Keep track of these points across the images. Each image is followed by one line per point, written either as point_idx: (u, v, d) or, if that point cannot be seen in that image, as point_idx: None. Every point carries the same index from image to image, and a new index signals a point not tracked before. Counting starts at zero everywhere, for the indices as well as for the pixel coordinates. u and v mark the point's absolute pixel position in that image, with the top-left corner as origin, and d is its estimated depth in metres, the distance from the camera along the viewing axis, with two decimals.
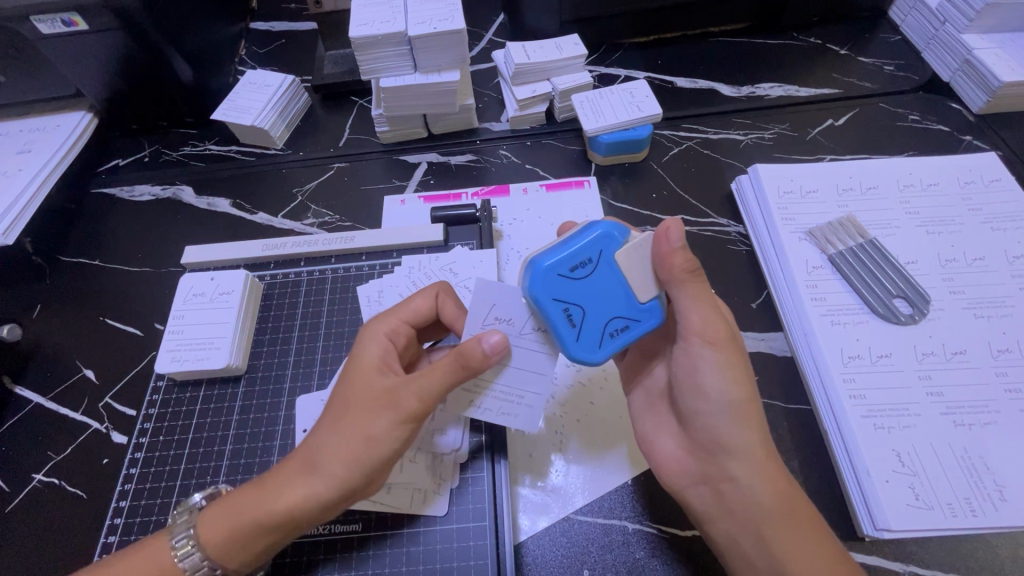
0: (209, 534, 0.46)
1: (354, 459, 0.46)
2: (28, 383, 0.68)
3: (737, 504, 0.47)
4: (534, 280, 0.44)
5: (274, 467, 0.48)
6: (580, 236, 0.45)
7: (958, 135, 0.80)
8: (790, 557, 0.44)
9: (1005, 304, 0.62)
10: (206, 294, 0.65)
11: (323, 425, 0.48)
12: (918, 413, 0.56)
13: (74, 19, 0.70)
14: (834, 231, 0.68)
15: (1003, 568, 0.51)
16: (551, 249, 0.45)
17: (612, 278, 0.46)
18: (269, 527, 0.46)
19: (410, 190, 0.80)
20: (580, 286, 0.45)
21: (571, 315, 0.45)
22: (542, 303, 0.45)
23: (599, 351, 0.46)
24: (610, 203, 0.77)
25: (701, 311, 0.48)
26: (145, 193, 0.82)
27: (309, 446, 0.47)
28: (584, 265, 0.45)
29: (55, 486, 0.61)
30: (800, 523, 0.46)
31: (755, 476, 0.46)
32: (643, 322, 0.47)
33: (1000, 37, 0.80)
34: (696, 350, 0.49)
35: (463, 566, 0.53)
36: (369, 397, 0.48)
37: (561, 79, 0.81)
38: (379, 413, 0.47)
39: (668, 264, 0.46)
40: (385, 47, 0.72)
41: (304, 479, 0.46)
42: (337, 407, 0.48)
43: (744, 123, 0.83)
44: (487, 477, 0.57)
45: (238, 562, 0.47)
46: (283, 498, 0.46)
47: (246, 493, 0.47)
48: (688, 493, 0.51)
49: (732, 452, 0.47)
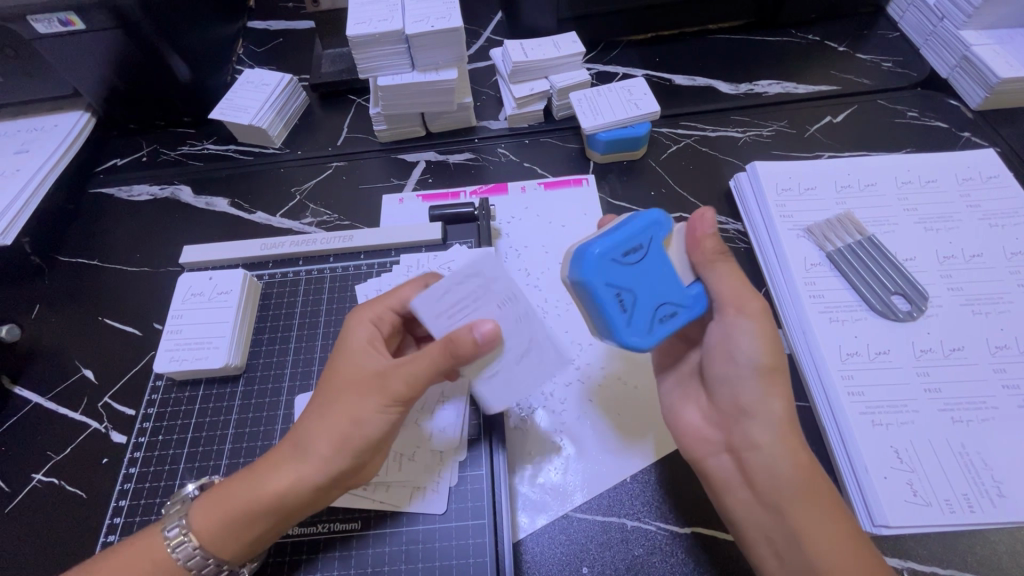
0: (201, 522, 0.47)
1: (343, 441, 0.47)
2: (28, 382, 0.68)
3: (755, 474, 0.48)
4: (587, 264, 0.45)
5: (267, 455, 0.49)
6: (630, 223, 0.47)
7: (956, 131, 0.80)
8: (805, 530, 0.45)
9: (1003, 300, 0.62)
10: (205, 293, 0.65)
11: (312, 411, 0.49)
12: (916, 410, 0.56)
13: (71, 18, 0.70)
14: (832, 228, 0.68)
15: (1001, 563, 0.51)
16: (601, 235, 0.46)
17: (659, 267, 0.48)
18: (257, 512, 0.46)
19: (408, 188, 0.80)
20: (632, 272, 0.47)
21: (624, 301, 0.46)
22: (596, 287, 0.45)
23: (650, 336, 0.47)
24: (608, 201, 0.77)
25: (737, 289, 0.49)
26: (143, 193, 0.82)
27: (299, 431, 0.48)
28: (634, 252, 0.47)
29: (55, 486, 0.61)
30: (821, 499, 0.46)
31: (778, 446, 0.47)
32: (690, 309, 0.49)
33: (998, 33, 0.80)
34: (731, 321, 0.49)
35: (462, 564, 0.53)
36: (356, 380, 0.49)
37: (559, 77, 0.81)
38: (367, 397, 0.47)
39: (700, 246, 0.50)
40: (383, 45, 0.72)
41: (295, 460, 0.47)
42: (326, 390, 0.49)
43: (743, 120, 0.83)
44: (486, 476, 0.57)
45: (230, 553, 0.47)
46: (272, 484, 0.46)
47: (239, 480, 0.48)
48: (708, 462, 0.52)
49: (757, 419, 0.48)
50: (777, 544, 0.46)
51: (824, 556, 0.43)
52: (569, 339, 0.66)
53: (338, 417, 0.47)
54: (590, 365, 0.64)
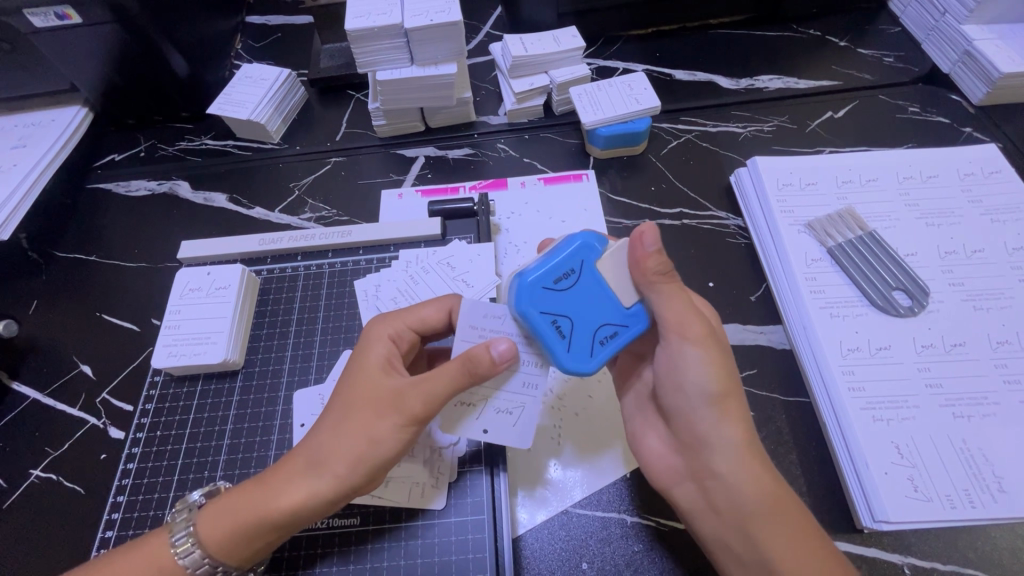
0: (209, 530, 0.46)
1: (358, 461, 0.46)
2: (25, 378, 0.68)
3: (721, 503, 0.47)
4: (519, 294, 0.46)
5: (275, 466, 0.48)
6: (563, 248, 0.47)
7: (958, 126, 0.79)
8: (776, 557, 0.44)
9: (1004, 296, 0.62)
10: (203, 288, 0.65)
11: (325, 425, 0.48)
12: (917, 405, 0.56)
13: (67, 12, 0.69)
14: (833, 223, 0.67)
15: (1001, 559, 0.51)
16: (535, 262, 0.47)
17: (593, 289, 0.47)
18: (269, 525, 0.46)
19: (408, 183, 0.80)
20: (565, 298, 0.46)
21: (560, 327, 0.46)
22: (530, 316, 0.46)
23: (592, 360, 0.46)
24: (608, 196, 0.77)
25: (680, 312, 0.47)
26: (141, 188, 0.82)
27: (311, 444, 0.48)
28: (567, 276, 0.46)
29: (53, 481, 0.61)
30: (790, 523, 0.45)
31: (738, 474, 0.46)
32: (632, 327, 0.47)
33: (1000, 28, 0.79)
34: (678, 348, 0.48)
35: (462, 560, 0.53)
36: (372, 397, 0.48)
37: (559, 72, 0.80)
38: (384, 415, 0.47)
39: (643, 266, 0.46)
40: (381, 40, 0.71)
41: (307, 475, 0.46)
42: (340, 406, 0.49)
43: (744, 116, 0.83)
44: (485, 472, 0.57)
45: (239, 561, 0.47)
46: (282, 498, 0.46)
47: (245, 493, 0.47)
48: (676, 489, 0.51)
49: (714, 451, 0.47)
50: (751, 570, 0.45)
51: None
52: None
53: (354, 435, 0.47)
54: None
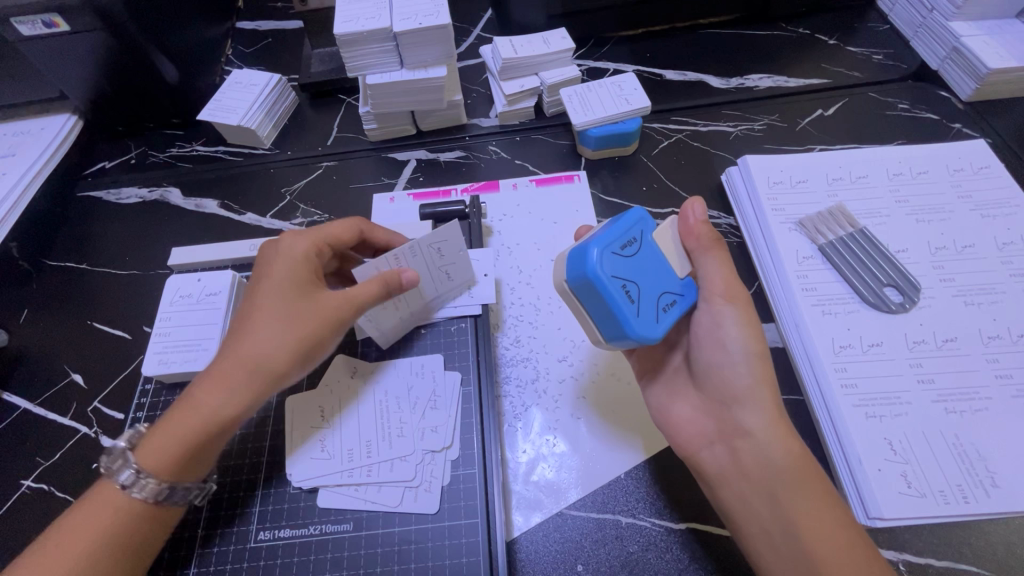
0: (153, 447, 0.49)
1: (301, 361, 0.53)
2: (16, 388, 0.67)
3: (749, 460, 0.49)
4: (588, 259, 0.47)
5: (203, 379, 0.51)
6: (624, 218, 0.50)
7: (947, 122, 0.80)
8: (802, 517, 0.45)
9: (995, 291, 0.62)
10: (193, 295, 0.65)
11: (258, 338, 0.51)
12: (909, 401, 0.56)
13: (55, 20, 0.69)
14: (825, 221, 0.67)
15: (995, 554, 0.51)
16: (600, 229, 0.48)
17: (653, 258, 0.50)
18: (222, 436, 0.51)
19: (399, 187, 0.79)
20: (632, 265, 0.48)
21: (629, 292, 0.47)
22: (604, 279, 0.46)
23: (659, 325, 0.48)
24: (600, 196, 0.77)
25: (727, 277, 0.51)
26: (132, 196, 0.82)
27: (242, 356, 0.51)
28: (631, 244, 0.49)
29: (44, 492, 0.60)
30: (809, 485, 0.46)
31: (769, 431, 0.49)
32: (685, 297, 0.51)
33: (987, 24, 0.80)
34: (718, 309, 0.51)
35: (455, 563, 0.52)
36: (308, 307, 0.53)
37: (550, 73, 0.80)
38: (322, 321, 0.53)
39: (693, 234, 0.53)
40: (371, 43, 0.72)
41: (252, 381, 0.50)
42: (269, 314, 0.52)
43: (734, 115, 0.83)
44: (478, 474, 0.56)
45: (191, 475, 0.51)
46: (230, 406, 0.50)
47: (182, 410, 0.50)
48: (702, 454, 0.52)
49: (748, 407, 0.50)
50: (770, 533, 0.46)
51: (823, 541, 0.44)
52: (562, 335, 0.66)
53: (284, 343, 0.52)
54: (584, 362, 0.64)
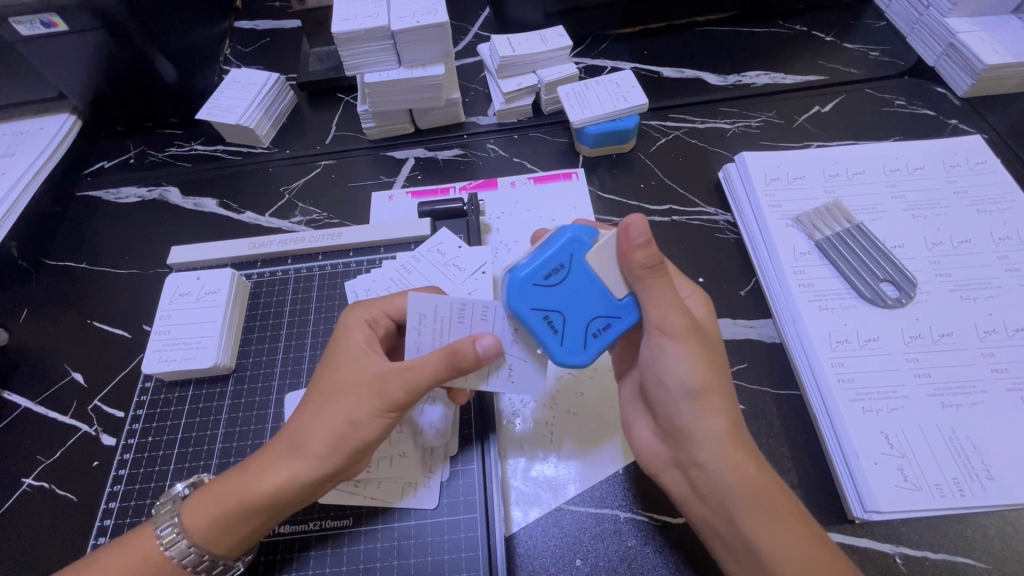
0: (197, 520, 0.47)
1: (337, 443, 0.47)
2: (17, 387, 0.67)
3: (704, 489, 0.48)
4: (511, 292, 0.47)
5: (254, 454, 0.49)
6: (552, 242, 0.47)
7: (944, 118, 0.80)
8: (761, 537, 0.44)
9: (992, 285, 0.62)
10: (193, 293, 0.65)
11: (306, 411, 0.49)
12: (906, 396, 0.56)
13: (54, 19, 0.69)
14: (821, 217, 0.68)
15: (991, 546, 0.52)
16: (525, 259, 0.47)
17: (585, 283, 0.48)
18: (252, 514, 0.47)
19: (398, 186, 0.80)
20: (555, 293, 0.47)
21: (552, 321, 0.47)
22: (523, 313, 0.47)
23: (586, 352, 0.48)
24: (598, 193, 0.77)
25: (668, 309, 0.47)
26: (132, 195, 0.82)
27: (290, 431, 0.49)
28: (557, 271, 0.47)
29: (45, 489, 0.60)
30: (771, 507, 0.45)
31: (720, 463, 0.46)
32: (623, 319, 0.49)
33: (982, 20, 0.80)
34: (658, 342, 0.48)
35: (453, 558, 0.53)
36: (353, 380, 0.49)
37: (547, 71, 0.81)
38: (363, 398, 0.48)
39: (630, 260, 0.46)
40: (369, 41, 0.72)
41: (289, 457, 0.47)
42: (322, 391, 0.49)
43: (731, 112, 0.83)
44: (477, 469, 0.57)
45: (227, 548, 0.48)
46: (263, 481, 0.47)
47: (225, 482, 0.48)
48: (663, 478, 0.52)
49: (697, 440, 0.48)
50: (736, 550, 0.46)
51: (780, 560, 0.43)
52: None
53: (324, 421, 0.48)
54: None
